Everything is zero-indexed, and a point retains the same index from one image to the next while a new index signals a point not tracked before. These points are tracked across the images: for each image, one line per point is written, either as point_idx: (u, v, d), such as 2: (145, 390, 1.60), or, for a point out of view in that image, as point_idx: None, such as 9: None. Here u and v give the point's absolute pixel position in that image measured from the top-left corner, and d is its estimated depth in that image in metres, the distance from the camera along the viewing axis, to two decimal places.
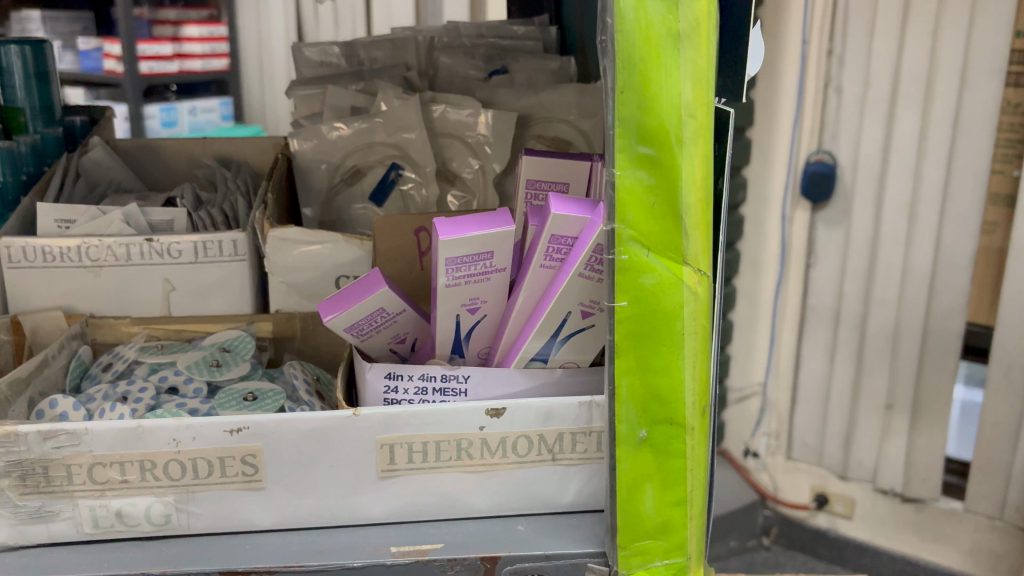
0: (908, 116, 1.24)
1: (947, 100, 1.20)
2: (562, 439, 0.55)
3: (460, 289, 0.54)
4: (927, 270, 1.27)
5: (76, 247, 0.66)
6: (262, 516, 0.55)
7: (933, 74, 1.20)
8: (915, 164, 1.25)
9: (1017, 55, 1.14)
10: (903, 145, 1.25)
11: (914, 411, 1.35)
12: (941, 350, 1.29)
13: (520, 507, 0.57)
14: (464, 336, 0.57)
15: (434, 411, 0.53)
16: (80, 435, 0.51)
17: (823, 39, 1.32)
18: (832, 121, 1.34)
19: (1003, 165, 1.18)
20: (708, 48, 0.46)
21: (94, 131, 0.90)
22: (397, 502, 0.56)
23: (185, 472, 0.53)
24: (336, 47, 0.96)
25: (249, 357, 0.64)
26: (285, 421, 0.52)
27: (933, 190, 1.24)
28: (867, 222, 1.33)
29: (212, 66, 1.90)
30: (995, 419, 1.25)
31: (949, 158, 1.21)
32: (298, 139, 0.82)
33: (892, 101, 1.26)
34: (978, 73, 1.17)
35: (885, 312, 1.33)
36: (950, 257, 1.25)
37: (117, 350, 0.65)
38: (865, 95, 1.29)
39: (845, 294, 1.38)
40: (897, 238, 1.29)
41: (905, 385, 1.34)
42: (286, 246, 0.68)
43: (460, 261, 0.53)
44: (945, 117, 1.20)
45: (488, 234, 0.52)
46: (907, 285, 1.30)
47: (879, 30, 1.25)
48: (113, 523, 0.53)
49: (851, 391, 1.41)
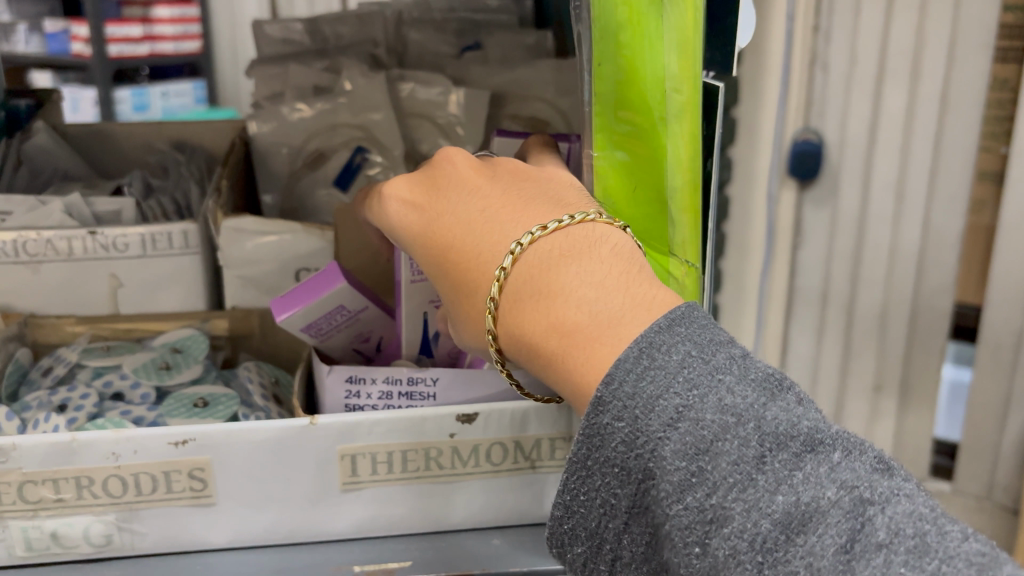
0: (896, 94, 1.11)
1: (935, 80, 1.08)
2: (540, 446, 0.51)
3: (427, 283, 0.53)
4: (915, 251, 1.16)
5: (12, 241, 0.60)
6: (214, 533, 0.50)
7: (921, 49, 1.07)
8: (902, 144, 1.12)
9: (1007, 30, 1.02)
10: (891, 124, 1.13)
11: (904, 391, 1.24)
12: (929, 330, 1.18)
13: (495, 519, 0.52)
14: (432, 336, 0.55)
15: (398, 417, 0.49)
16: (8, 451, 0.46)
17: (810, 14, 1.14)
18: (820, 98, 1.18)
19: (991, 142, 1.06)
20: (697, 11, 0.40)
21: (41, 116, 0.84)
22: (362, 516, 0.51)
23: (127, 489, 0.48)
24: (298, 23, 0.89)
25: (203, 359, 0.60)
26: (235, 431, 0.48)
27: (920, 167, 1.12)
28: (854, 201, 1.19)
29: (183, 49, 1.68)
30: (984, 400, 1.15)
31: (938, 133, 1.09)
32: (258, 121, 0.77)
33: (879, 77, 1.12)
34: (965, 48, 1.05)
35: (872, 293, 1.21)
36: (938, 239, 1.14)
37: (58, 352, 0.59)
38: (851, 72, 1.14)
39: (833, 276, 1.24)
40: (884, 218, 1.17)
41: (894, 366, 1.23)
42: (241, 238, 0.63)
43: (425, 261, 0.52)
44: (933, 94, 1.08)
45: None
46: (896, 266, 1.18)
47: (865, 5, 1.10)
48: (48, 545, 0.48)
49: (839, 372, 1.28)
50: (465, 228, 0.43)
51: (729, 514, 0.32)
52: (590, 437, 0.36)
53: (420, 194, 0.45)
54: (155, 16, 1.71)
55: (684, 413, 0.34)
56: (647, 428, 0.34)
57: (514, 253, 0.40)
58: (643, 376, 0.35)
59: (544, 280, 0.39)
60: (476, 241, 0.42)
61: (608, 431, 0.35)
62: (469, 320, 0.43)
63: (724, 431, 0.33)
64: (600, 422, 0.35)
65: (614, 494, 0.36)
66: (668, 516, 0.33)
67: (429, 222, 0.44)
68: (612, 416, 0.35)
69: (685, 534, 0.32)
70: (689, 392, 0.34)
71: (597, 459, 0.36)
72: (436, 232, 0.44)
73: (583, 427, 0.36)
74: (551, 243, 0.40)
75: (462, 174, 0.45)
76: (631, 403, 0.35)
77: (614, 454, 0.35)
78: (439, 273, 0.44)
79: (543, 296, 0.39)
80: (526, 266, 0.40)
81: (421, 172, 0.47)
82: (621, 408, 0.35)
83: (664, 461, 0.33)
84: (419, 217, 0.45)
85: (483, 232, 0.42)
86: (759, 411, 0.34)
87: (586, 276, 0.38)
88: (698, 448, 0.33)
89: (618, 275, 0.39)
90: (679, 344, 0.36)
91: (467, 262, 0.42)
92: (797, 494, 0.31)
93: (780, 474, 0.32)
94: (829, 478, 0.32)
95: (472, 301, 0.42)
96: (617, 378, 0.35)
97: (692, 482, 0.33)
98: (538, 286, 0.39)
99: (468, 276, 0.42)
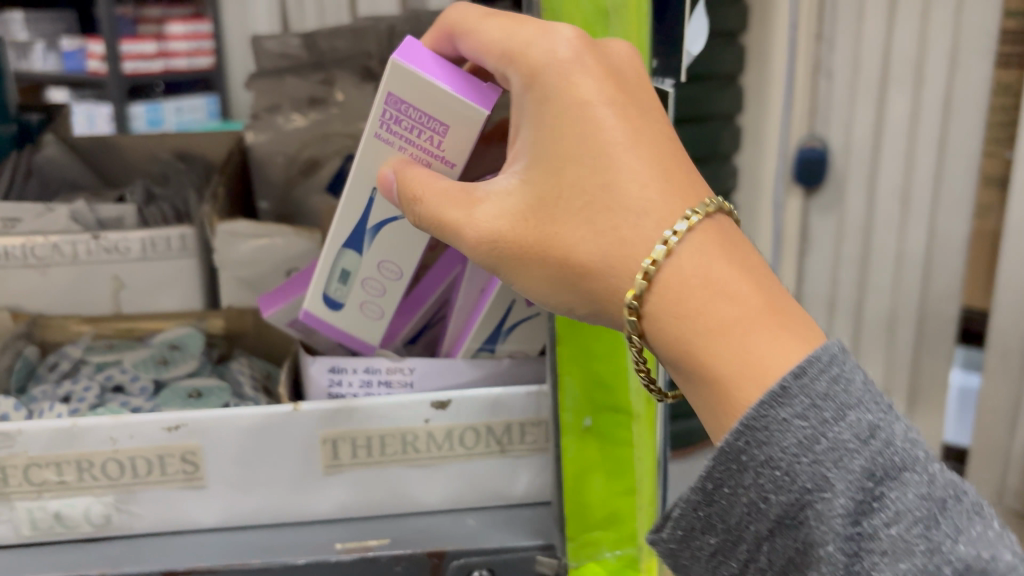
0: (899, 101, 1.13)
1: (937, 86, 1.10)
2: (511, 431, 0.54)
3: (385, 146, 0.48)
4: (921, 255, 1.17)
5: (21, 245, 0.63)
6: (206, 514, 0.53)
7: (924, 57, 1.10)
8: (908, 149, 1.14)
9: None
10: (896, 130, 1.14)
11: (912, 397, 1.24)
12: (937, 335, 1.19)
13: (470, 501, 0.56)
14: (370, 229, 0.51)
15: (377, 404, 0.52)
16: (14, 436, 0.50)
17: (813, 21, 1.17)
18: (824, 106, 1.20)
19: None
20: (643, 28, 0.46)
21: (52, 130, 0.88)
22: (343, 498, 0.54)
23: (124, 471, 0.51)
24: (296, 39, 0.93)
25: (199, 354, 0.64)
26: (224, 417, 0.51)
27: (925, 172, 1.14)
28: (860, 206, 1.20)
29: (196, 63, 1.73)
30: (994, 405, 1.15)
31: (941, 138, 1.12)
32: (254, 131, 0.82)
33: (883, 84, 1.14)
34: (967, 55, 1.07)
35: (880, 297, 1.22)
36: (944, 243, 1.15)
37: (64, 349, 0.63)
38: (855, 78, 1.16)
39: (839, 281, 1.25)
40: (890, 223, 1.18)
41: (902, 373, 1.23)
42: (235, 241, 0.66)
43: (402, 116, 0.47)
44: (936, 101, 1.11)
45: (458, 102, 0.46)
46: (903, 269, 1.19)
47: (869, 14, 1.13)
48: (52, 525, 0.52)
49: None
50: (653, 154, 0.41)
51: (911, 548, 0.34)
52: (752, 431, 0.36)
53: (607, 79, 0.42)
54: (168, 33, 1.77)
55: (876, 430, 0.36)
56: (833, 436, 0.35)
57: (708, 211, 0.40)
58: (837, 382, 0.37)
59: (730, 262, 0.39)
60: (662, 177, 0.41)
61: (782, 426, 0.36)
62: (572, 233, 0.41)
63: (908, 465, 0.35)
64: (777, 415, 0.36)
65: (765, 497, 0.36)
66: (834, 534, 0.34)
67: (613, 123, 0.42)
68: (792, 412, 0.36)
69: (850, 558, 0.34)
70: (877, 414, 0.36)
71: (755, 456, 0.36)
72: (619, 139, 0.41)
73: (747, 415, 0.36)
74: (725, 226, 0.41)
75: (644, 96, 0.43)
76: (821, 405, 0.36)
77: (780, 455, 0.35)
78: (587, 178, 0.41)
79: (729, 266, 0.39)
80: (707, 237, 0.40)
81: (601, 54, 0.43)
82: (806, 408, 0.36)
83: (847, 474, 0.35)
84: (597, 110, 0.42)
85: (673, 175, 0.41)
86: (931, 459, 0.36)
87: (758, 271, 0.40)
88: (884, 474, 0.35)
89: (775, 283, 0.41)
90: (858, 369, 0.38)
91: (634, 185, 0.40)
92: (974, 548, 0.34)
93: (956, 523, 0.34)
94: (998, 542, 0.35)
95: (621, 226, 0.40)
96: (809, 375, 0.36)
97: (872, 508, 0.34)
98: (727, 260, 0.39)
99: (622, 195, 0.40)
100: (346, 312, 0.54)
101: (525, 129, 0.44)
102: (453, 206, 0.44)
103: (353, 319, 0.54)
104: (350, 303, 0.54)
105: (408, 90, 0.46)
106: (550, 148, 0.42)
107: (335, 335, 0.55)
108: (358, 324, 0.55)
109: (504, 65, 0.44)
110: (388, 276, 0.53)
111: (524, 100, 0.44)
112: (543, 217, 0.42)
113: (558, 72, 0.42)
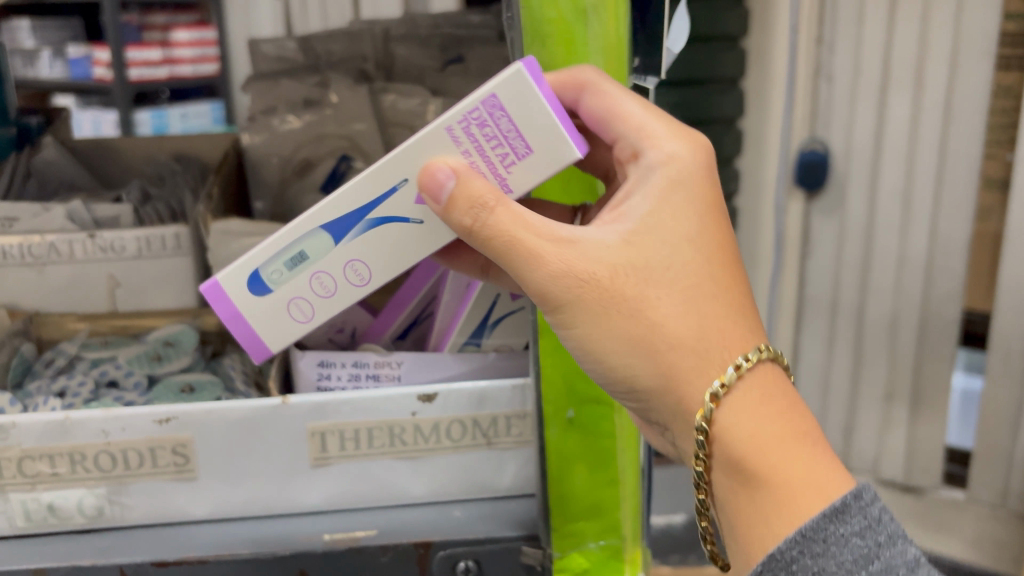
0: (900, 104, 1.13)
1: (939, 88, 1.10)
2: (496, 423, 0.55)
3: (447, 143, 0.45)
4: (922, 258, 1.17)
5: (18, 244, 0.64)
6: (196, 505, 0.54)
7: (925, 60, 1.10)
8: (909, 152, 1.14)
9: (1009, 39, 1.04)
10: (897, 133, 1.15)
11: (915, 399, 1.24)
12: (938, 338, 1.19)
13: (457, 493, 0.56)
14: (370, 219, 0.47)
15: (363, 397, 0.53)
16: (8, 428, 0.51)
17: (813, 26, 1.18)
18: (825, 109, 1.21)
19: (995, 149, 1.08)
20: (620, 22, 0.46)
21: (51, 133, 0.90)
22: (332, 490, 0.55)
23: (116, 463, 0.52)
24: (292, 43, 0.95)
25: (192, 350, 0.65)
26: (213, 409, 0.52)
27: (926, 175, 1.14)
28: (861, 209, 1.21)
29: (201, 71, 1.81)
30: (997, 407, 1.15)
31: (942, 140, 1.11)
32: (249, 133, 0.83)
33: (884, 86, 1.15)
34: (967, 58, 1.07)
35: (881, 299, 1.22)
36: (946, 246, 1.15)
37: (60, 347, 0.64)
38: (856, 81, 1.17)
39: (841, 283, 1.26)
40: (891, 225, 1.18)
41: (905, 374, 1.23)
42: (229, 239, 0.66)
43: (487, 123, 0.44)
44: (937, 103, 1.10)
45: (555, 138, 0.44)
46: (903, 272, 1.19)
47: (868, 17, 1.14)
48: (46, 516, 0.53)
49: (850, 380, 1.29)
50: (739, 272, 0.48)
51: None
52: (809, 541, 0.41)
53: (718, 196, 0.48)
54: (173, 40, 1.77)
55: (921, 562, 0.41)
56: (883, 556, 0.40)
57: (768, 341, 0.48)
58: (886, 515, 0.42)
59: (780, 384, 0.47)
60: (744, 293, 0.48)
61: (839, 540, 0.41)
62: (671, 306, 0.45)
63: None
64: (835, 529, 0.41)
65: None
66: None
67: (722, 235, 0.47)
68: (849, 529, 0.41)
69: None
70: (917, 549, 0.41)
71: (809, 564, 0.41)
72: (723, 251, 0.47)
73: (806, 527, 0.41)
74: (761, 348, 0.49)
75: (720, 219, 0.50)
76: (873, 529, 0.41)
77: (833, 566, 0.40)
78: (699, 268, 0.46)
79: (782, 386, 0.47)
80: (768, 361, 0.47)
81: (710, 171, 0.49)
82: (860, 529, 0.41)
83: None
84: (715, 219, 0.47)
85: (746, 293, 0.48)
86: None
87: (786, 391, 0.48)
88: None
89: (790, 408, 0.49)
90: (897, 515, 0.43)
91: (729, 298, 0.47)
92: None
93: None
94: None
95: (719, 325, 0.46)
96: (867, 500, 0.42)
97: None
98: (781, 382, 0.47)
99: (722, 304, 0.46)
100: (270, 302, 0.48)
101: (637, 200, 0.47)
102: (543, 238, 0.44)
103: (272, 314, 0.49)
104: (279, 295, 0.48)
105: (513, 103, 0.43)
106: (668, 228, 0.46)
107: (235, 326, 0.49)
108: (276, 321, 0.49)
109: (640, 141, 0.48)
110: (348, 277, 0.48)
111: (650, 181, 0.47)
112: (645, 282, 0.45)
113: (697, 177, 0.47)
